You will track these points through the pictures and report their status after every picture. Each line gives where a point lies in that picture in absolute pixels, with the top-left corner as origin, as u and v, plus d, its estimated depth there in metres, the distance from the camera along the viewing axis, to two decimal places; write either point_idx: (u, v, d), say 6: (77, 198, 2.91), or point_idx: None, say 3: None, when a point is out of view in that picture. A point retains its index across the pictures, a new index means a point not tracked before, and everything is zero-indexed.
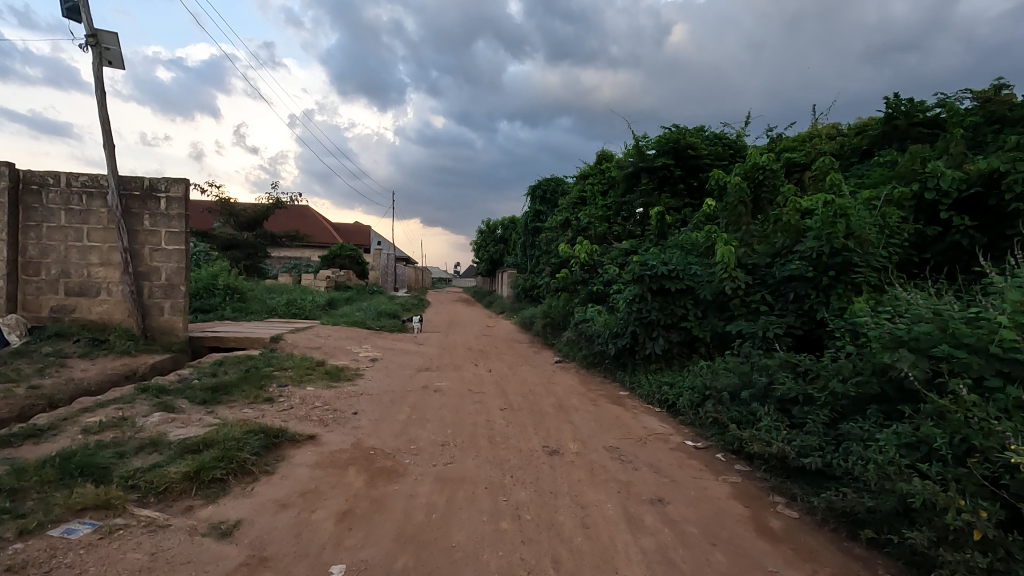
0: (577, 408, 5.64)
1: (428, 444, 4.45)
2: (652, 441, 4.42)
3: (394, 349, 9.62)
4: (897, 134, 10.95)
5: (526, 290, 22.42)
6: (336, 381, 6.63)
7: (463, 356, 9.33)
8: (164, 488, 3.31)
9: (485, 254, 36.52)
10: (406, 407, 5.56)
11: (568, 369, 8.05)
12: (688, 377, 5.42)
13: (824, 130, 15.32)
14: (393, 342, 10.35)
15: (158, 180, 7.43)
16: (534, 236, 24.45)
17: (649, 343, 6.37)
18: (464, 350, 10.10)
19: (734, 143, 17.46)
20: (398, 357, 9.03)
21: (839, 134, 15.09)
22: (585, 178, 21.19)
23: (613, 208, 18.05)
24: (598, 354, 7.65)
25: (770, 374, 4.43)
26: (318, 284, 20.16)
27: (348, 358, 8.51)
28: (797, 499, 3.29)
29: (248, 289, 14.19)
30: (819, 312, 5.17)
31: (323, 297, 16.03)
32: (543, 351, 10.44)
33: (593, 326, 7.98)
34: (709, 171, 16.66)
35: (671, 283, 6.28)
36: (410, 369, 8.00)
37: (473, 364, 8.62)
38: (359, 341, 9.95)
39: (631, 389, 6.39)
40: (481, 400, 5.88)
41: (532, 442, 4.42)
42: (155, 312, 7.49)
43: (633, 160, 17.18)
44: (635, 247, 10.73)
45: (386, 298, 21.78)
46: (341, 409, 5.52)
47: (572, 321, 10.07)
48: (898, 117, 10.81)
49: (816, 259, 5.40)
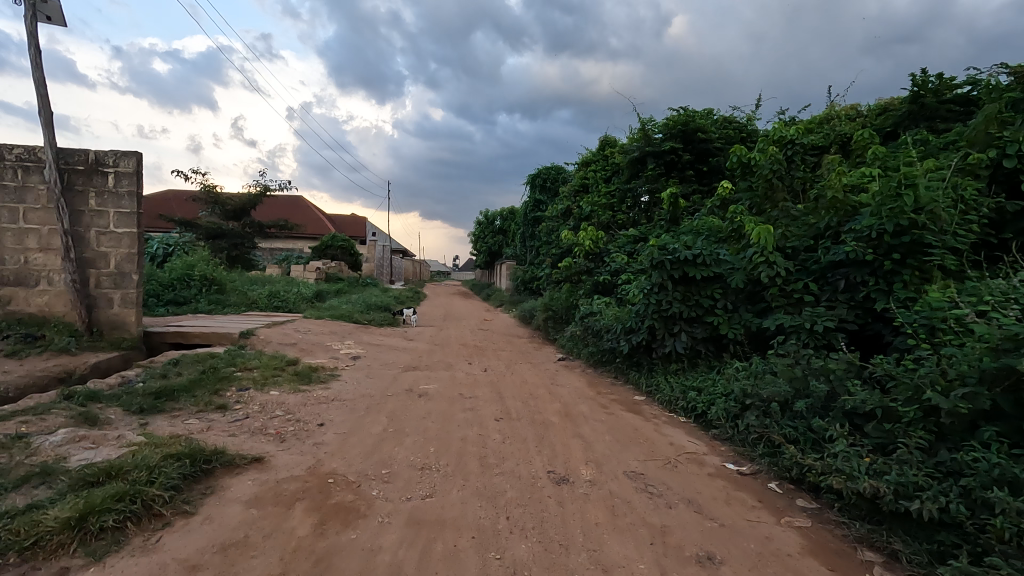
0: (586, 417, 4.75)
1: (404, 468, 3.55)
2: (684, 465, 3.53)
3: (379, 345, 8.72)
4: (924, 113, 9.89)
5: (525, 282, 21.55)
6: (306, 384, 5.75)
7: (457, 353, 8.44)
8: (31, 542, 2.42)
9: (483, 246, 35.55)
10: (383, 416, 4.67)
11: (573, 369, 7.16)
12: (720, 382, 4.52)
13: (842, 111, 14.29)
14: (380, 337, 9.46)
15: (104, 154, 6.48)
16: (534, 226, 23.53)
17: (669, 340, 5.46)
18: (458, 346, 9.20)
19: (746, 126, 16.51)
20: (384, 354, 8.13)
21: (859, 115, 14.08)
22: (587, 164, 20.24)
23: (618, 195, 17.11)
24: (607, 351, 6.74)
25: (832, 380, 3.53)
26: (308, 276, 19.25)
27: (327, 355, 7.63)
28: (900, 558, 2.43)
29: (228, 281, 13.28)
30: (881, 304, 4.28)
31: (310, 289, 15.11)
32: (545, 347, 9.55)
33: (600, 320, 7.07)
34: (719, 156, 15.73)
35: (696, 270, 5.35)
36: (395, 368, 7.11)
37: (466, 361, 7.74)
38: (342, 336, 9.05)
39: (648, 394, 5.49)
40: (473, 407, 4.98)
41: (534, 466, 3.53)
42: (103, 305, 6.58)
43: (639, 144, 16.19)
44: (645, 233, 9.80)
45: (380, 291, 20.88)
46: (305, 419, 4.63)
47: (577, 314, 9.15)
48: (925, 94, 9.78)
49: (875, 239, 4.49)
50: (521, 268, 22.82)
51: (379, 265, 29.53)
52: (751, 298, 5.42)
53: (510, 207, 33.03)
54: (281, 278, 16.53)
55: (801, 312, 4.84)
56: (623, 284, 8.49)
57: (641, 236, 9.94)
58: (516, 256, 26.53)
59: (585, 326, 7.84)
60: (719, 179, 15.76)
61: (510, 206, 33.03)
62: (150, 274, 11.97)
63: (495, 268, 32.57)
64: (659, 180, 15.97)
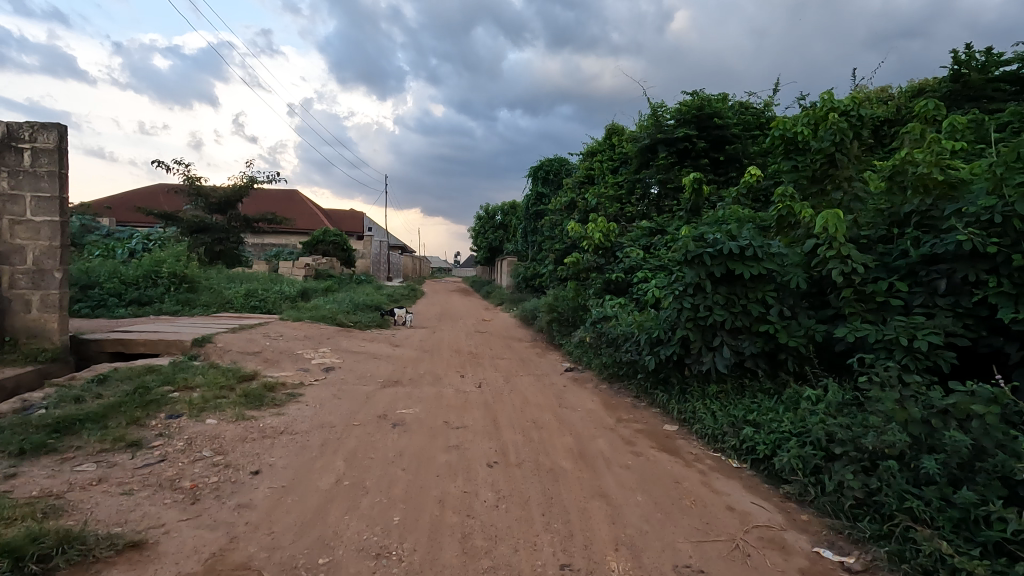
0: (607, 459, 3.64)
1: (354, 557, 2.44)
2: (760, 554, 2.43)
3: (359, 352, 7.60)
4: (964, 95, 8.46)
5: (527, 279, 20.44)
6: (255, 407, 4.63)
7: (448, 362, 7.33)
8: None
9: (482, 241, 34.48)
10: (340, 459, 3.55)
11: (584, 384, 6.04)
12: (787, 417, 3.40)
13: (871, 94, 13.10)
14: (362, 342, 8.35)
15: (17, 126, 5.34)
16: (536, 220, 22.44)
17: (708, 355, 4.31)
18: (450, 352, 8.10)
19: (765, 112, 15.34)
20: (364, 363, 7.01)
21: (889, 97, 12.92)
22: (593, 154, 19.13)
23: (626, 186, 16.01)
24: (625, 364, 5.63)
25: (979, 429, 2.43)
26: (297, 273, 18.13)
27: (295, 367, 6.52)
28: None
29: (202, 278, 12.16)
30: (1010, 311, 3.19)
31: (294, 287, 13.98)
32: (549, 354, 8.43)
33: (617, 326, 5.93)
34: (736, 144, 14.58)
35: (744, 267, 4.16)
36: (372, 384, 6.00)
37: (458, 373, 6.62)
38: (318, 343, 7.93)
39: (681, 422, 4.38)
40: (460, 443, 3.86)
41: (542, 553, 2.44)
42: (18, 309, 5.47)
43: (650, 131, 15.15)
44: (662, 226, 8.71)
45: (373, 288, 19.77)
46: (237, 463, 3.52)
47: (585, 317, 8.11)
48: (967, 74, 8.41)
49: (995, 224, 3.39)
50: (522, 264, 21.71)
51: (375, 261, 28.38)
52: (813, 303, 4.30)
53: (511, 201, 31.93)
54: (265, 275, 15.46)
55: (887, 322, 3.72)
56: (642, 285, 7.39)
57: (657, 229, 8.81)
58: (518, 251, 25.39)
59: (598, 335, 6.72)
60: (736, 168, 14.60)
61: (511, 200, 31.94)
62: (112, 270, 10.86)
63: (496, 265, 31.47)
64: (671, 170, 14.83)
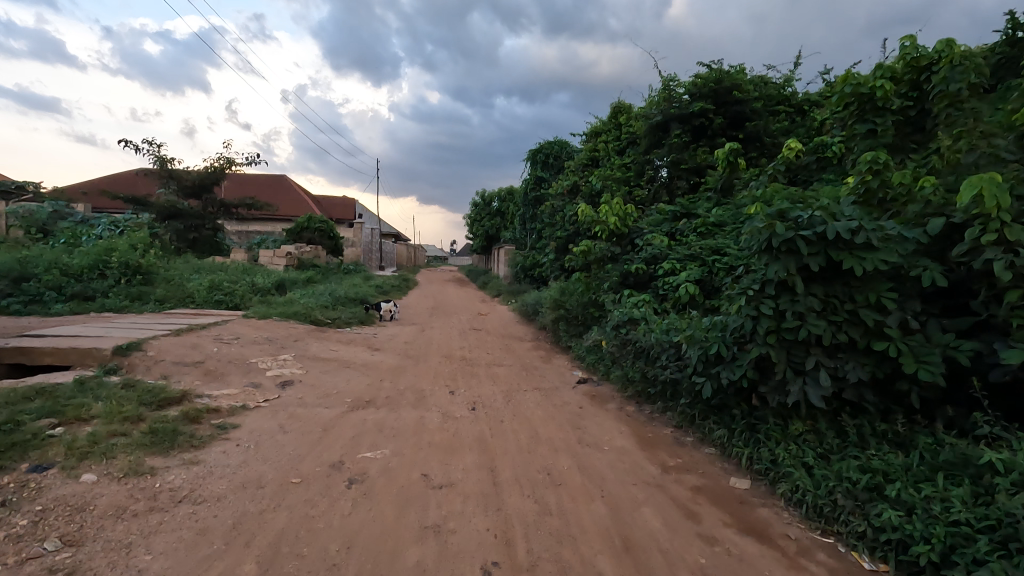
0: (668, 552, 2.38)
1: None
2: None
3: (328, 359, 6.32)
4: None
5: (526, 269, 19.20)
6: (161, 452, 3.34)
7: (436, 372, 6.06)
8: None
9: (478, 229, 33.14)
10: (254, 559, 2.27)
11: (605, 406, 4.79)
12: (961, 498, 2.15)
13: None
14: (335, 346, 7.07)
15: None
16: (535, 206, 21.20)
17: (796, 383, 3.04)
18: (438, 358, 6.81)
19: (786, 87, 14.12)
20: (331, 374, 5.73)
21: None
22: (597, 134, 17.85)
23: (635, 168, 14.76)
24: (660, 383, 4.37)
25: None
26: (279, 263, 16.80)
27: (243, 382, 5.23)
28: None
29: (162, 269, 10.83)
30: None
31: (270, 278, 12.65)
32: (556, 360, 7.19)
33: (648, 333, 4.67)
34: (756, 121, 13.36)
35: (855, 257, 2.90)
36: (336, 406, 4.72)
37: (447, 389, 5.35)
38: (281, 348, 6.64)
39: (754, 477, 3.12)
40: (443, 522, 2.59)
41: None
42: None
43: (662, 107, 13.92)
44: (688, 209, 7.48)
45: (361, 278, 18.48)
46: (89, 568, 2.22)
47: (601, 317, 6.84)
48: None
49: None
50: (520, 253, 20.45)
51: (366, 251, 27.00)
52: (943, 309, 3.05)
53: (509, 187, 30.62)
54: (240, 265, 14.11)
55: None
56: (670, 279, 6.17)
57: (681, 212, 7.57)
58: (516, 239, 24.10)
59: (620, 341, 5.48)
60: (757, 148, 13.37)
61: (509, 186, 30.62)
62: (54, 260, 9.48)
63: (492, 253, 30.18)
64: (685, 149, 13.59)
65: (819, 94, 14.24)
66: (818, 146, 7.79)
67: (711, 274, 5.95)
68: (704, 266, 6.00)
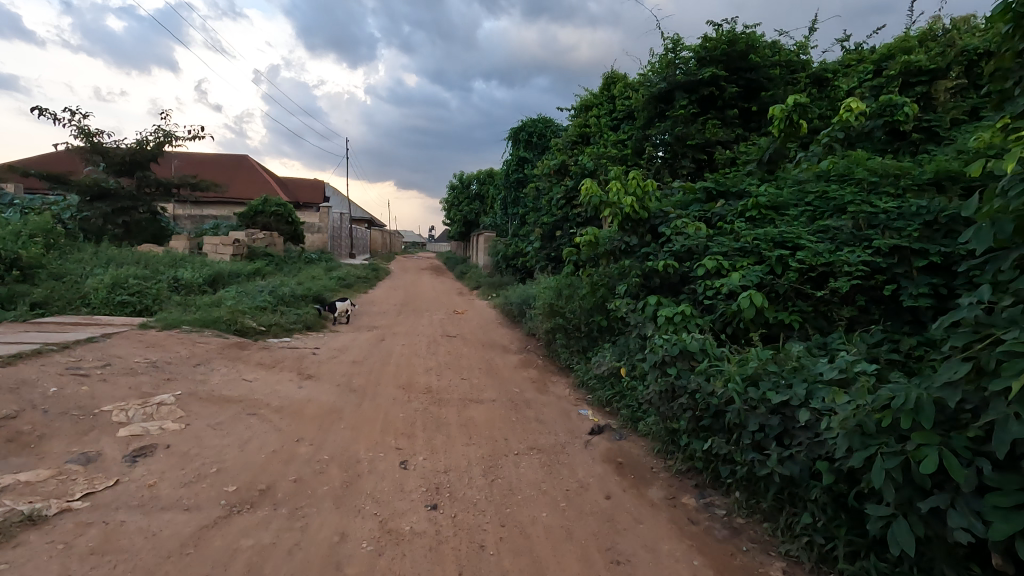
0: None
1: None
2: None
3: (229, 398, 4.37)
4: None
5: (508, 258, 17.37)
6: None
7: (386, 417, 4.19)
8: None
9: (455, 215, 31.08)
10: None
11: (647, 496, 3.00)
12: None
13: (945, 27, 10.43)
14: (252, 374, 5.13)
15: None
16: (518, 189, 19.32)
17: None
18: (393, 389, 4.92)
19: (803, 53, 12.50)
20: (224, 429, 3.79)
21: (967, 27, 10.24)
22: (588, 108, 16.00)
23: (632, 144, 12.95)
24: (750, 475, 2.60)
25: None
26: (224, 252, 14.61)
27: (68, 455, 3.26)
28: None
29: (55, 263, 8.64)
30: None
31: (202, 272, 10.54)
32: (553, 389, 5.39)
33: (716, 378, 2.92)
34: (772, 91, 11.72)
35: None
36: (205, 506, 2.82)
37: (397, 456, 3.50)
38: (167, 380, 4.66)
39: None
40: None
41: None
42: None
43: (665, 73, 12.12)
44: (726, 189, 5.70)
45: (323, 269, 16.40)
46: None
47: (618, 337, 5.06)
48: None
49: None
50: (501, 242, 18.60)
51: (333, 238, 24.78)
52: None
53: (488, 169, 28.64)
54: (171, 256, 11.91)
55: None
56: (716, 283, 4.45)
57: (715, 191, 5.79)
58: (496, 225, 22.19)
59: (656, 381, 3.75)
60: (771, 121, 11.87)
61: (488, 168, 28.64)
62: None
63: (471, 241, 28.25)
64: (692, 122, 11.85)
65: (839, 62, 12.63)
66: (885, 107, 6.07)
67: (775, 277, 4.22)
68: (765, 267, 4.28)
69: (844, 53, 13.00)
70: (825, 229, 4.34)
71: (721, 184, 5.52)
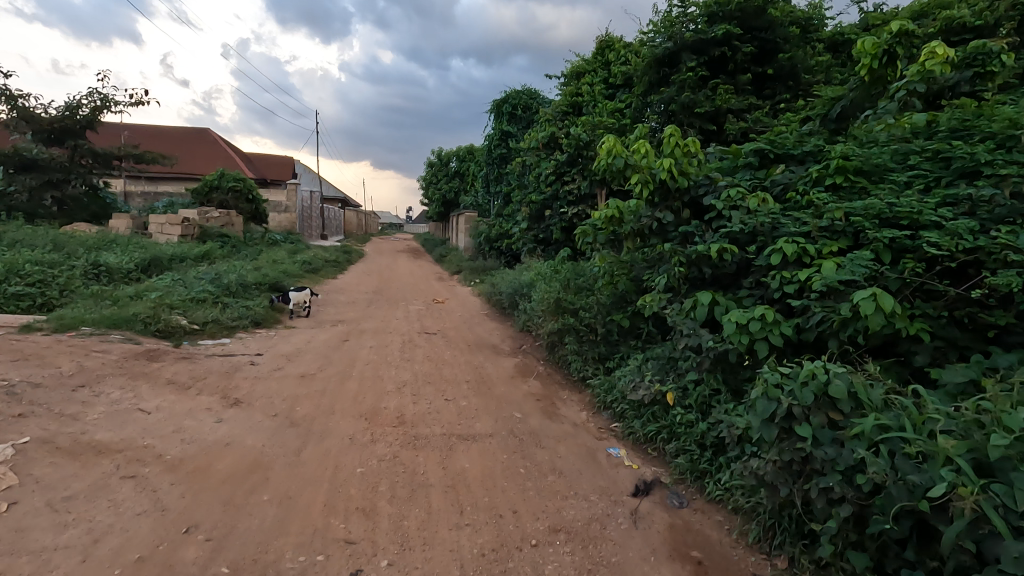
0: None
1: None
2: None
3: (102, 446, 2.95)
4: None
5: (491, 240, 16.01)
6: None
7: (337, 475, 2.84)
8: None
9: (432, 194, 29.43)
10: None
11: None
12: None
13: None
14: (154, 400, 3.70)
15: None
16: (501, 165, 17.88)
17: None
18: (351, 422, 3.56)
19: (822, 12, 11.15)
20: (73, 511, 2.39)
21: None
22: (579, 76, 14.56)
23: (631, 114, 11.62)
24: None
25: None
26: (171, 233, 12.90)
27: None
28: None
29: None
30: None
31: (135, 255, 8.92)
32: (566, 413, 4.10)
33: (899, 452, 1.70)
34: (789, 53, 10.43)
35: None
36: None
37: (349, 558, 2.19)
38: (17, 416, 3.20)
39: None
40: None
41: None
42: None
43: (670, 33, 10.73)
44: (781, 152, 4.48)
45: (287, 252, 14.81)
46: None
47: (659, 351, 3.84)
48: None
49: None
50: (483, 222, 17.20)
51: (302, 217, 23.03)
52: None
53: (468, 146, 26.98)
54: (102, 237, 10.23)
55: None
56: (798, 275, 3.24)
57: (766, 155, 4.57)
58: (477, 205, 20.71)
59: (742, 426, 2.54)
60: (787, 88, 10.58)
61: (468, 145, 26.98)
62: None
63: (449, 222, 26.69)
64: (700, 87, 10.49)
65: (858, 25, 11.40)
66: (974, 55, 4.69)
67: (885, 268, 3.04)
68: (871, 254, 3.08)
69: (863, 15, 11.76)
70: (954, 200, 3.15)
71: (778, 150, 4.40)
